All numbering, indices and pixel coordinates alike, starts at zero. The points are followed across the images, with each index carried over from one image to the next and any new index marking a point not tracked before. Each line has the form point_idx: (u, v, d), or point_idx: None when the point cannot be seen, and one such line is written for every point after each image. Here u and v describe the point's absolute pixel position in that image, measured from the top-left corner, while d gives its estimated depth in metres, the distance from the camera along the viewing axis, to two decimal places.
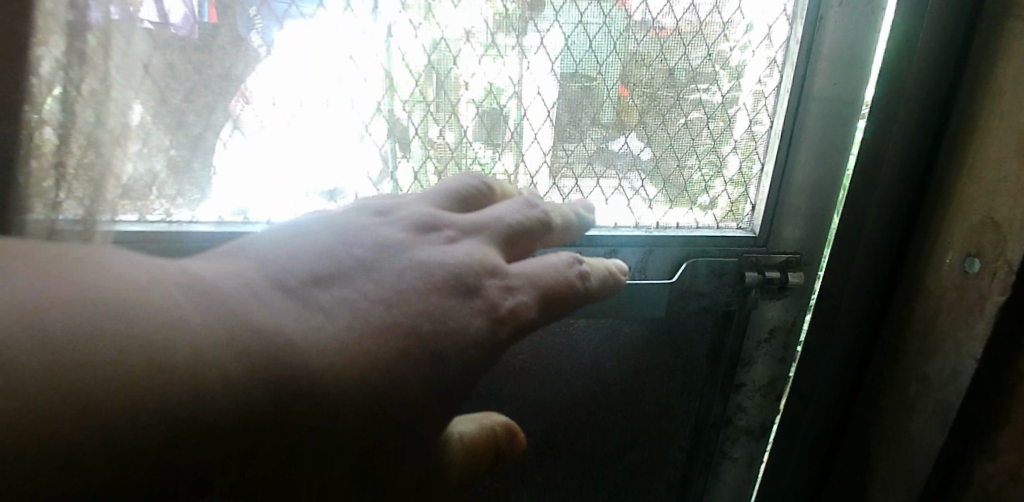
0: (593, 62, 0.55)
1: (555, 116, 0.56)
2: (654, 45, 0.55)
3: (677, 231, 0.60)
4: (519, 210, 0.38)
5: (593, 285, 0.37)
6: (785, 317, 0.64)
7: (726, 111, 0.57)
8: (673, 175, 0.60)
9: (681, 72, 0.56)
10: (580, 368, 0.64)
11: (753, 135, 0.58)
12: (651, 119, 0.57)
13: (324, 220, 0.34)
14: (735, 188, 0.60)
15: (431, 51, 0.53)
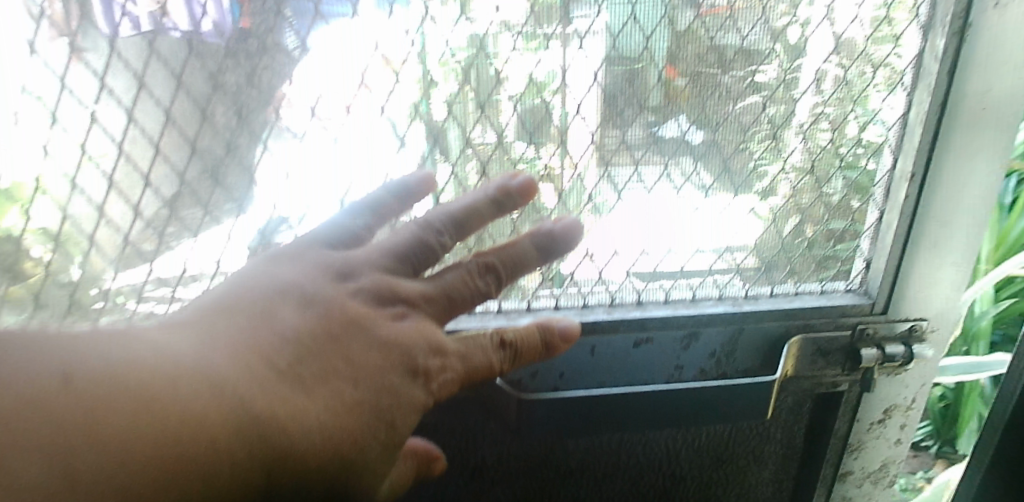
0: (638, 40, 0.76)
1: (601, 95, 0.78)
2: (706, 21, 0.76)
3: (744, 297, 0.90)
4: (473, 275, 0.66)
5: (529, 348, 0.66)
6: (900, 396, 0.91)
7: (785, 87, 0.80)
8: (729, 228, 0.87)
9: (735, 49, 0.77)
10: (652, 458, 0.92)
11: (820, 108, 0.81)
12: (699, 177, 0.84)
13: (320, 289, 0.59)
14: (830, 142, 0.83)
15: (468, 46, 0.74)
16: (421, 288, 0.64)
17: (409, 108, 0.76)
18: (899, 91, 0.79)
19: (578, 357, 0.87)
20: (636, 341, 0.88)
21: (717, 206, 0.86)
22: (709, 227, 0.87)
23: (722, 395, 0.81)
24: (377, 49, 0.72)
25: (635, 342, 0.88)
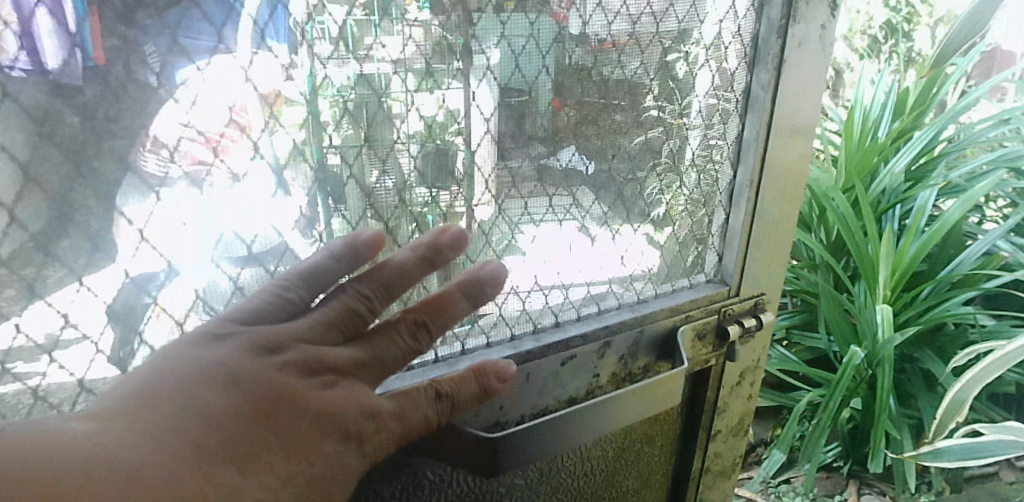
0: (529, 72, 0.75)
1: (495, 130, 0.76)
2: (588, 56, 0.78)
3: (644, 303, 0.96)
4: (411, 329, 0.67)
5: (470, 389, 0.69)
6: (750, 361, 1.11)
7: (682, 111, 0.89)
8: (635, 259, 0.96)
9: (616, 81, 0.82)
10: (574, 464, 0.97)
11: (707, 140, 0.93)
12: (604, 215, 0.89)
13: (244, 367, 0.56)
14: (715, 167, 0.96)
15: (354, 84, 0.66)
16: (354, 359, 0.63)
17: (298, 146, 0.66)
18: (733, 118, 0.93)
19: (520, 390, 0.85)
20: (560, 356, 0.88)
21: (629, 232, 0.93)
22: (624, 257, 0.94)
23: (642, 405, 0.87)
24: (260, 87, 0.62)
25: (566, 362, 0.89)
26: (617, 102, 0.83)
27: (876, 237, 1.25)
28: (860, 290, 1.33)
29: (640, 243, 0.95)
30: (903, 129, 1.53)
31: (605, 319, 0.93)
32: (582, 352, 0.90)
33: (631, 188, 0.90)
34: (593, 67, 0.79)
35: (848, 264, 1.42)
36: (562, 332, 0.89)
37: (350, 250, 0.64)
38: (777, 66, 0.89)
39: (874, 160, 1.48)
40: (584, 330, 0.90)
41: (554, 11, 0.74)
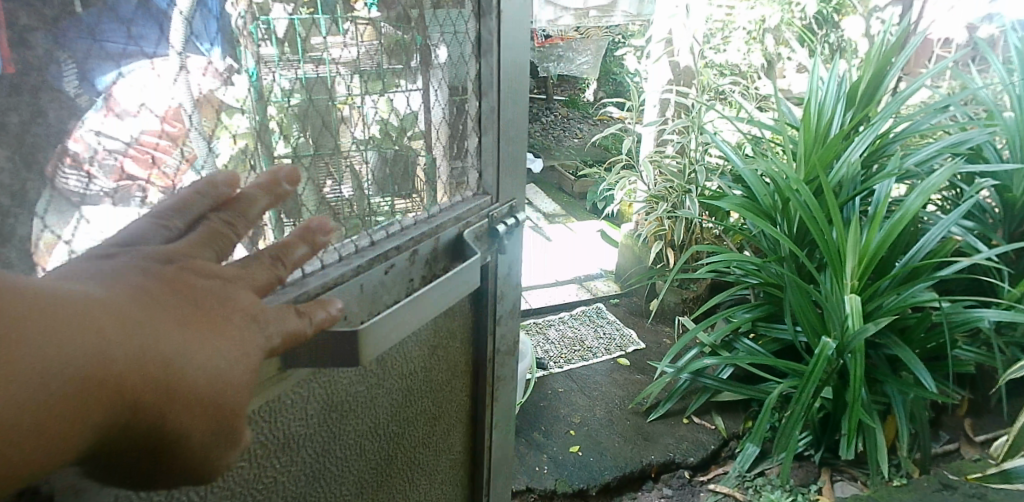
0: (466, 68, 0.59)
1: (451, 138, 0.59)
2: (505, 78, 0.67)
3: (515, 226, 0.69)
4: (273, 264, 0.35)
5: (334, 334, 0.39)
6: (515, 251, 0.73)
7: None
8: (504, 164, 0.66)
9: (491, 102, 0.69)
10: (395, 379, 0.57)
11: None
12: (480, 150, 0.63)
13: (141, 255, 0.29)
14: None
15: (306, 86, 0.43)
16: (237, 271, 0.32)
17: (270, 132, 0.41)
18: None
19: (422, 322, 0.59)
20: (417, 279, 0.54)
21: (509, 126, 0.66)
22: (495, 169, 0.65)
23: (502, 280, 0.71)
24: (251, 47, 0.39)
25: (421, 273, 0.54)
26: (479, 57, 0.60)
27: (842, 230, 1.24)
28: (824, 279, 1.34)
29: (516, 133, 0.68)
30: (855, 117, 1.47)
31: (492, 238, 0.66)
32: (438, 255, 0.57)
33: (508, 90, 0.64)
34: (477, 18, 0.59)
35: (809, 253, 1.44)
36: (400, 236, 0.52)
37: (213, 191, 0.33)
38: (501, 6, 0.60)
39: (835, 149, 1.39)
40: (438, 227, 0.56)
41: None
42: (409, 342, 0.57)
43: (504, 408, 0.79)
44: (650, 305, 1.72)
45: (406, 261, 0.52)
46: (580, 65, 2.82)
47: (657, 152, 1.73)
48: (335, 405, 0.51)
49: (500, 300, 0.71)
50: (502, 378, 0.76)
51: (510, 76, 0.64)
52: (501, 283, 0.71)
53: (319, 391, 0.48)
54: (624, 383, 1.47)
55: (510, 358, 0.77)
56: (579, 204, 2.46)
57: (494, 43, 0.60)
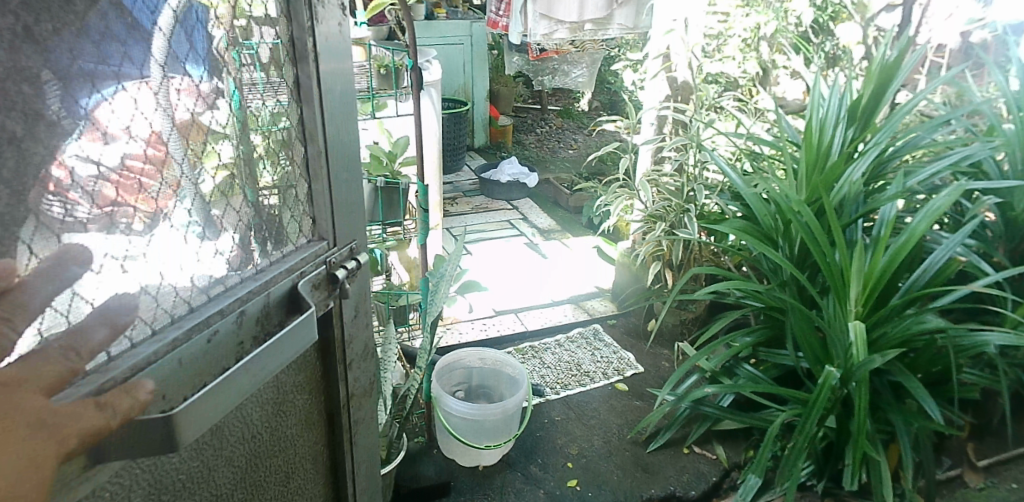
0: (324, 106, 0.59)
1: (311, 183, 0.60)
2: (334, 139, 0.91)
3: (357, 268, 0.67)
4: (61, 356, 0.37)
5: (142, 424, 0.37)
6: (359, 293, 0.68)
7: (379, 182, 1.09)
8: (342, 208, 0.64)
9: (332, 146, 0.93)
10: (235, 451, 0.53)
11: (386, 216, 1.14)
12: (311, 197, 0.60)
13: None
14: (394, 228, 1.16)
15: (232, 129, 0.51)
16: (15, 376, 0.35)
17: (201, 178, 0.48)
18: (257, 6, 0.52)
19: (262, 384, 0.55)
20: (248, 341, 0.50)
21: (341, 169, 0.63)
22: (332, 213, 0.62)
23: (351, 325, 0.67)
24: (173, 116, 0.44)
25: (252, 334, 0.51)
26: (299, 103, 0.57)
27: (846, 254, 1.19)
28: (827, 305, 1.29)
29: (353, 176, 0.66)
30: (858, 135, 1.41)
31: (333, 284, 0.62)
32: (270, 311, 0.53)
33: (336, 136, 0.62)
34: (292, 64, 0.56)
35: (811, 276, 1.39)
36: (224, 298, 0.49)
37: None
38: (314, 43, 0.56)
39: (837, 169, 1.34)
40: (268, 283, 0.53)
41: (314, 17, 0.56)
42: (241, 411, 0.53)
43: (368, 451, 0.75)
44: (648, 327, 1.68)
45: (232, 325, 0.48)
46: (575, 78, 2.86)
47: (655, 170, 1.69)
48: (160, 491, 0.46)
49: (351, 344, 0.68)
50: (360, 421, 0.73)
51: (338, 120, 0.62)
52: (351, 327, 0.67)
53: (138, 479, 0.44)
54: (621, 410, 1.43)
55: (368, 400, 0.74)
56: (575, 220, 2.41)
57: (315, 89, 0.58)
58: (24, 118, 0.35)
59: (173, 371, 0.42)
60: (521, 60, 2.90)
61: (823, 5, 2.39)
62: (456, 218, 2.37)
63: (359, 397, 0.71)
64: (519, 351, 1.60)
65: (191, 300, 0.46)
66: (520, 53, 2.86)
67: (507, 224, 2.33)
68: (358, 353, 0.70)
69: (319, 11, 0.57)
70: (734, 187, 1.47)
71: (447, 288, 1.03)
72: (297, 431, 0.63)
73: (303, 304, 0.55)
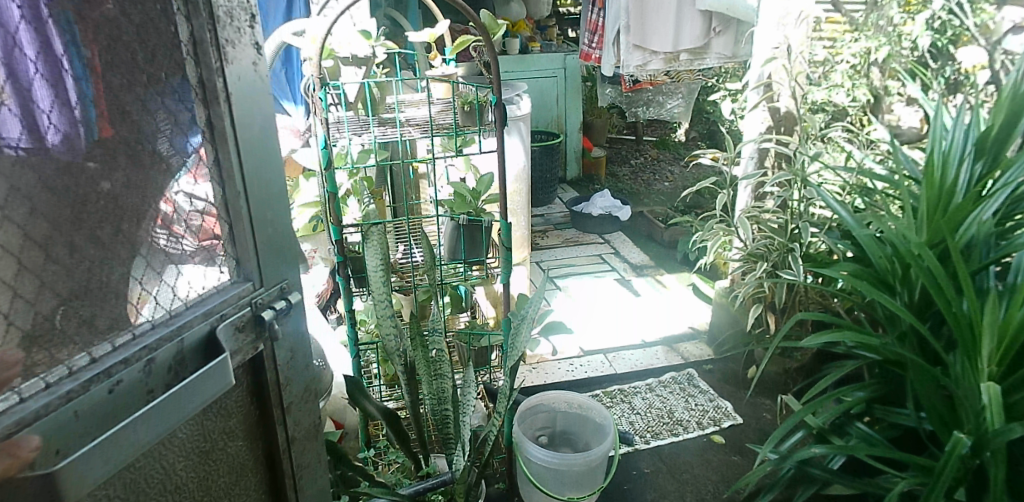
0: (242, 135, 0.51)
1: (233, 221, 0.52)
2: (357, 159, 1.04)
3: (288, 309, 0.58)
4: None
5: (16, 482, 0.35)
6: (294, 336, 0.59)
7: (452, 217, 1.10)
8: (268, 251, 0.55)
9: (357, 160, 1.03)
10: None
11: (459, 264, 1.12)
12: (233, 238, 0.52)
13: None
14: (475, 273, 1.14)
15: (261, 166, 0.53)
16: None
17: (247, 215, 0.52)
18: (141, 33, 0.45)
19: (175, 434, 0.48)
20: (159, 389, 0.45)
21: (266, 207, 0.54)
22: (258, 253, 0.54)
23: (289, 368, 0.59)
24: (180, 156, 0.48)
25: (165, 382, 0.45)
26: (212, 144, 0.49)
27: (975, 303, 1.02)
28: (953, 360, 1.12)
29: (281, 214, 0.57)
30: (988, 171, 1.21)
31: (259, 327, 0.54)
32: (186, 358, 0.47)
33: (258, 174, 0.53)
34: (203, 105, 0.48)
35: (935, 327, 1.22)
36: (128, 348, 0.43)
37: None
38: (215, 67, 0.48)
39: (964, 210, 1.15)
40: (181, 326, 0.46)
41: (220, 42, 0.49)
42: (149, 465, 0.46)
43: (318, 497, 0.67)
44: (749, 375, 1.55)
45: (138, 375, 0.42)
46: (670, 109, 2.76)
47: (756, 206, 1.58)
48: None
49: (290, 385, 0.59)
50: (305, 468, 0.64)
51: (260, 155, 0.53)
52: (289, 370, 0.59)
53: None
54: (717, 466, 1.31)
55: (315, 443, 0.64)
56: (669, 255, 2.31)
57: (230, 130, 0.50)
58: (139, 159, 0.45)
59: (70, 426, 0.38)
60: (614, 91, 2.85)
61: (941, 28, 2.09)
62: (546, 252, 2.34)
63: (305, 442, 0.63)
64: (607, 394, 1.53)
65: (99, 349, 0.41)
66: (613, 85, 2.81)
67: (598, 259, 2.27)
68: (300, 394, 0.61)
69: (230, 51, 0.50)
70: (844, 225, 1.33)
71: (528, 329, 0.98)
72: (223, 484, 0.55)
73: (221, 350, 0.49)
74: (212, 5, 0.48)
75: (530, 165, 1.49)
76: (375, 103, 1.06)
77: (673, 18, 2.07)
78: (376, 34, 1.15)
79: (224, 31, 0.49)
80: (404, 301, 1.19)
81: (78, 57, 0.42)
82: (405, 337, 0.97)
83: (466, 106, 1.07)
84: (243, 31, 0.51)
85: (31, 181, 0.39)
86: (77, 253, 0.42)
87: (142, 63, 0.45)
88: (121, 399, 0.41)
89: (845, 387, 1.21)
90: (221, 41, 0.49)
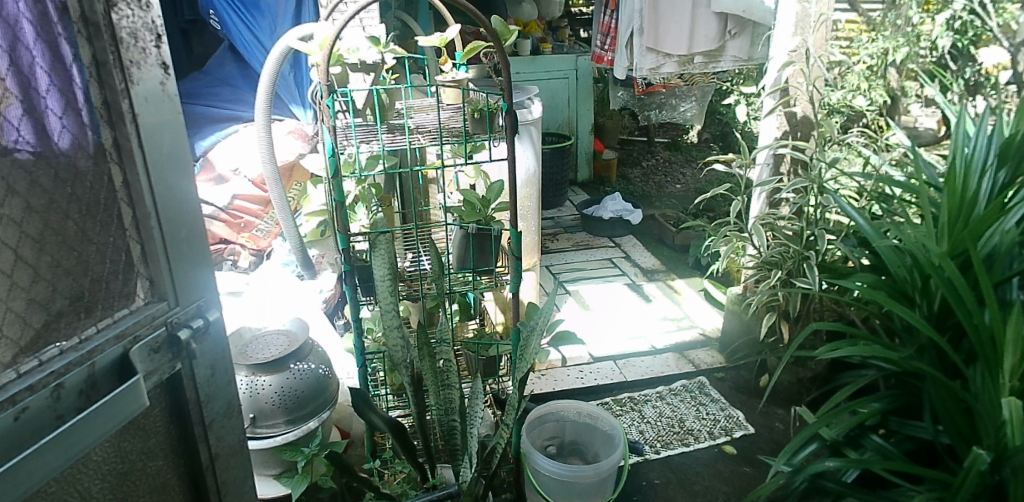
0: (149, 161, 0.54)
1: (148, 244, 0.55)
2: (364, 167, 1.02)
3: (206, 327, 0.61)
4: None
5: None
6: (213, 353, 0.62)
7: (465, 225, 1.08)
8: (184, 270, 0.58)
9: (364, 167, 1.02)
10: None
11: (468, 274, 1.11)
12: (146, 258, 0.55)
13: None
14: (486, 281, 1.12)
15: (172, 188, 0.56)
16: None
17: (157, 240, 0.55)
18: (68, 59, 0.50)
19: (90, 456, 0.50)
20: (70, 413, 0.46)
21: (180, 228, 0.57)
22: (173, 275, 0.57)
23: (208, 384, 0.62)
24: (112, 174, 0.53)
25: (75, 406, 0.47)
26: (119, 164, 0.53)
27: (997, 314, 0.99)
28: (973, 374, 1.08)
29: (196, 234, 0.60)
30: (1012, 180, 1.18)
31: (175, 347, 0.57)
32: (97, 382, 0.49)
33: (171, 197, 0.56)
34: (108, 127, 0.52)
35: (954, 340, 1.18)
36: (35, 373, 0.44)
37: None
38: (120, 93, 0.51)
39: (986, 221, 1.12)
40: (93, 351, 0.49)
41: (123, 65, 0.51)
42: (65, 491, 0.48)
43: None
44: (761, 384, 1.52)
45: (46, 401, 0.44)
46: (683, 111, 2.74)
47: (770, 212, 1.55)
48: None
49: (209, 403, 0.63)
50: (229, 484, 0.67)
51: (172, 176, 0.56)
52: (208, 387, 0.62)
53: None
54: (728, 477, 1.29)
55: (239, 458, 0.68)
56: (681, 259, 2.28)
57: (137, 152, 0.53)
58: (95, 167, 0.53)
59: None
60: (626, 94, 2.81)
61: (962, 29, 2.03)
62: (556, 256, 2.32)
63: (226, 457, 0.66)
64: (617, 402, 1.51)
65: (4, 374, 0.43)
66: (625, 87, 2.79)
67: (609, 263, 2.25)
68: (222, 411, 0.65)
69: (135, 72, 0.52)
70: (861, 232, 1.30)
71: (538, 340, 0.97)
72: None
73: (133, 369, 0.52)
74: (115, 27, 0.50)
75: (540, 169, 1.47)
76: (384, 109, 1.05)
77: (687, 20, 2.04)
78: (386, 40, 1.14)
79: (129, 54, 0.51)
80: (413, 310, 1.18)
81: (75, 73, 0.50)
82: (412, 347, 0.96)
83: (475, 113, 1.04)
84: (148, 56, 0.53)
85: (20, 199, 0.49)
86: (44, 251, 0.51)
87: (63, 89, 0.51)
88: (28, 427, 0.43)
89: (859, 402, 1.18)
90: (122, 64, 0.51)
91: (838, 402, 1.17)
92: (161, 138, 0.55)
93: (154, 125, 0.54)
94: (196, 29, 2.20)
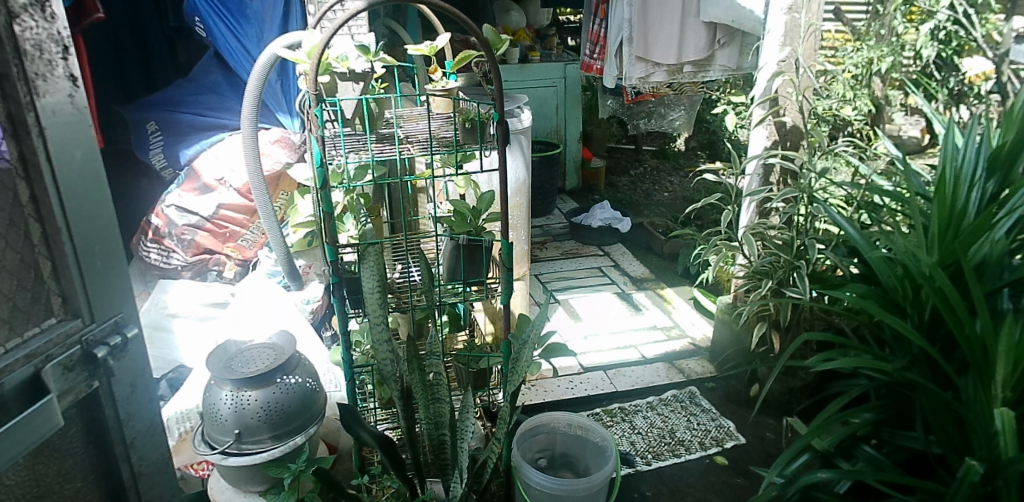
0: (58, 174, 0.59)
1: (63, 263, 0.61)
2: (352, 178, 1.01)
3: (123, 344, 0.67)
4: None
5: None
6: (131, 374, 0.69)
7: (456, 236, 1.07)
8: (98, 285, 0.64)
9: (352, 177, 1.01)
10: None
11: (458, 285, 1.09)
12: (57, 273, 0.61)
13: None
14: (476, 292, 1.11)
15: (83, 200, 0.62)
16: None
17: (70, 258, 0.61)
18: None
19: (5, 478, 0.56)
20: None
21: (93, 243, 0.63)
22: (87, 292, 0.63)
23: (128, 403, 0.69)
24: (22, 183, 0.58)
25: None
26: (27, 181, 0.58)
27: (989, 323, 0.99)
28: (965, 384, 1.08)
29: (110, 249, 0.66)
30: (1000, 190, 1.19)
31: (92, 363, 0.63)
32: (7, 402, 0.54)
33: (84, 214, 0.62)
34: (13, 142, 0.56)
35: (945, 350, 1.18)
36: None
37: None
38: (26, 107, 0.56)
39: (976, 232, 1.12)
40: (4, 369, 0.54)
41: (31, 79, 0.56)
42: None
43: None
44: (751, 393, 1.52)
45: None
46: (671, 120, 2.75)
47: (761, 222, 1.55)
48: None
49: (130, 421, 0.70)
50: (153, 500, 0.74)
51: (82, 193, 0.62)
52: (128, 406, 0.69)
53: None
54: (720, 487, 1.29)
55: (162, 476, 0.75)
56: (669, 268, 2.29)
57: (44, 163, 0.58)
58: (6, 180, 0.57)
59: None
60: (615, 102, 2.82)
61: (947, 39, 2.06)
62: (545, 264, 2.32)
63: (150, 471, 0.73)
64: (608, 413, 1.50)
65: None
66: (614, 96, 2.79)
67: (598, 272, 2.25)
68: (143, 429, 0.72)
69: (40, 84, 0.57)
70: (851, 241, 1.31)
71: (529, 352, 0.95)
72: None
73: (45, 388, 0.57)
74: (19, 40, 0.55)
75: (530, 178, 1.46)
76: (373, 119, 1.04)
77: (676, 28, 2.05)
78: (375, 48, 1.13)
79: (35, 65, 0.56)
80: (403, 322, 1.16)
81: None
82: (401, 360, 0.94)
83: (466, 123, 1.03)
84: (57, 70, 0.59)
85: None
86: None
87: None
88: None
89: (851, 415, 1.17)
90: (32, 76, 0.56)
91: (830, 414, 1.16)
92: (70, 147, 0.60)
93: (63, 134, 0.59)
94: (181, 35, 2.17)
